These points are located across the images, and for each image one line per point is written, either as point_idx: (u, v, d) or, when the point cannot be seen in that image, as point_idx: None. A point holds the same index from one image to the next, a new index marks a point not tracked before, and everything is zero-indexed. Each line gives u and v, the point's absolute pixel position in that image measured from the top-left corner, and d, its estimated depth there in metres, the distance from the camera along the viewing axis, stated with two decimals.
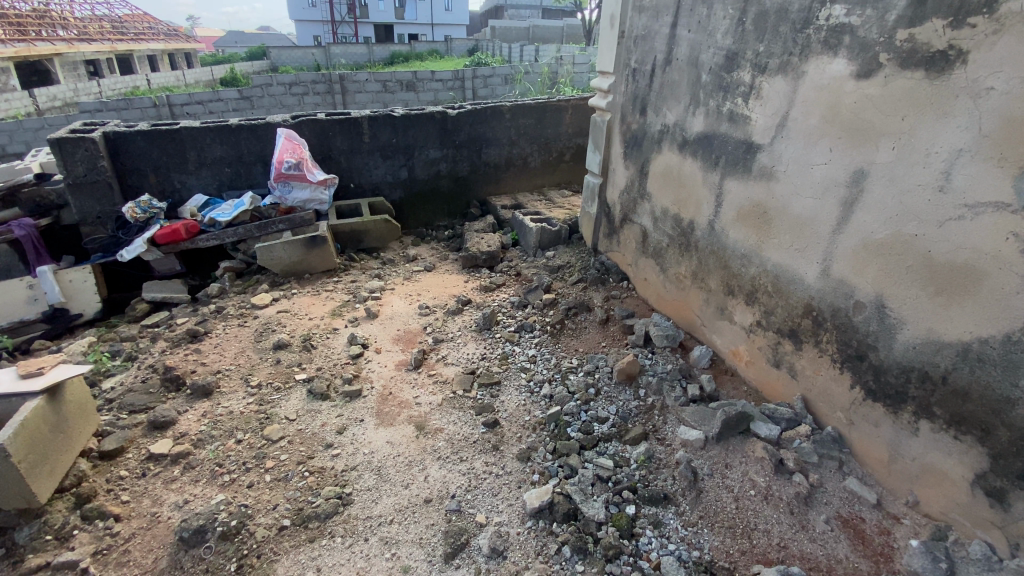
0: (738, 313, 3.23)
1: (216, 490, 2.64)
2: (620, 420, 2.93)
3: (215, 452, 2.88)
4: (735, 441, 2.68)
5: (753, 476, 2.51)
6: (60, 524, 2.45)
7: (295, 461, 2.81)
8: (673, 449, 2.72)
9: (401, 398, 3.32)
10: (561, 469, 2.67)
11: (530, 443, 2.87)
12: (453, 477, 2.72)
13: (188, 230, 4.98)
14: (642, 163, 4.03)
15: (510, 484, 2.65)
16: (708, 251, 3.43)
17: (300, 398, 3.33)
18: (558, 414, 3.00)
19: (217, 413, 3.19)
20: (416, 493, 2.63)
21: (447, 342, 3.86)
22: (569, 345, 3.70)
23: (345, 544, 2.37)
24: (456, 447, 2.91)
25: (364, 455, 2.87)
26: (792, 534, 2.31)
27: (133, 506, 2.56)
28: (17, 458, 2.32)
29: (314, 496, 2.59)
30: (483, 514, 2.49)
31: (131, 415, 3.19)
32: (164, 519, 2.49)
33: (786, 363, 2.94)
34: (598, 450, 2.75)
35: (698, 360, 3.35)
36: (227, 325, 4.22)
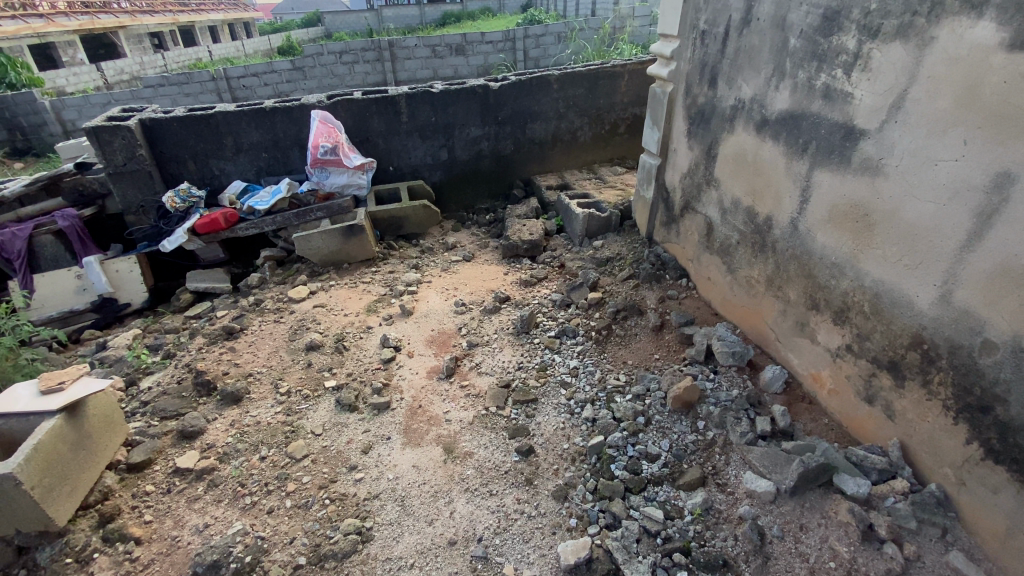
0: (823, 332, 2.70)
1: (237, 514, 2.54)
2: (674, 458, 2.55)
3: (238, 469, 2.78)
4: (813, 497, 2.22)
5: (834, 544, 2.05)
6: (82, 545, 2.43)
7: (317, 486, 2.65)
8: (736, 500, 2.31)
9: (431, 413, 3.05)
10: (602, 515, 2.36)
11: (568, 478, 2.56)
12: (482, 514, 2.46)
13: (228, 220, 4.92)
14: (709, 144, 3.45)
15: (543, 530, 2.37)
16: (787, 254, 2.88)
17: (327, 409, 3.15)
18: (601, 445, 2.65)
19: (245, 423, 3.09)
20: (439, 532, 2.40)
21: (482, 347, 3.52)
22: (617, 356, 3.27)
23: None
24: (486, 478, 2.63)
25: (388, 482, 2.66)
26: None
27: (155, 528, 2.51)
28: (31, 485, 2.30)
29: (333, 530, 2.42)
30: (511, 565, 2.25)
31: (162, 422, 3.17)
32: (184, 544, 2.41)
33: (881, 400, 2.40)
34: (646, 496, 2.41)
35: (770, 384, 2.86)
36: (264, 321, 4.11)
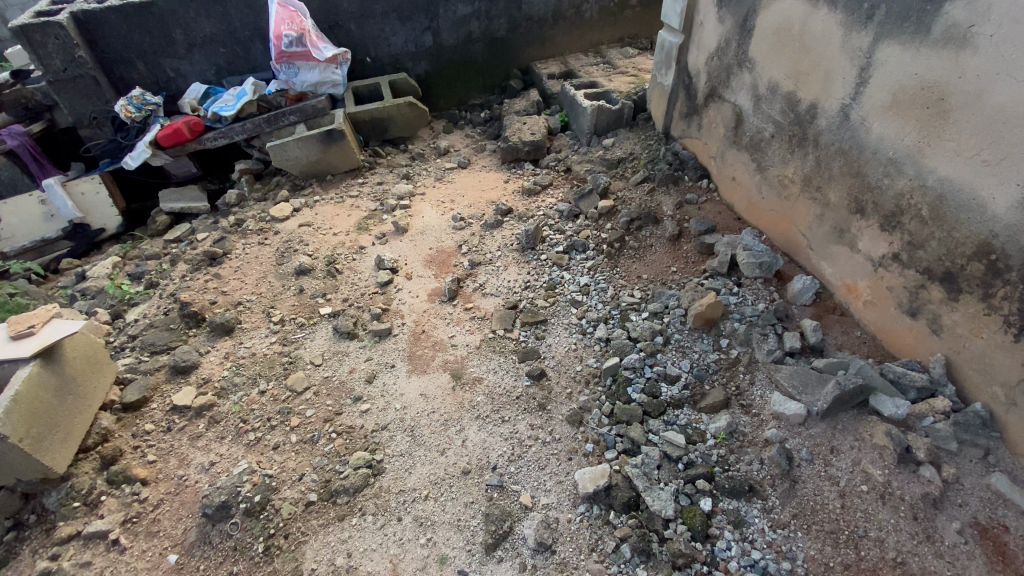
0: (866, 239, 2.40)
1: (243, 451, 2.44)
2: (695, 379, 2.39)
3: (238, 404, 2.65)
4: (846, 419, 2.09)
5: (867, 468, 1.95)
6: (87, 489, 2.38)
7: (322, 419, 2.52)
8: (762, 423, 2.18)
9: (435, 337, 2.87)
10: (619, 440, 2.24)
11: (583, 402, 2.41)
12: (495, 442, 2.34)
13: (192, 129, 4.39)
14: (744, 15, 2.89)
15: (558, 456, 2.25)
16: (832, 150, 2.49)
17: (325, 337, 2.95)
18: (617, 367, 2.48)
19: (240, 355, 2.92)
20: (452, 462, 2.30)
21: (485, 266, 3.24)
22: (631, 271, 3.01)
23: (377, 524, 2.14)
24: (497, 404, 2.49)
25: (395, 413, 2.52)
26: (913, 547, 1.78)
27: (160, 468, 2.44)
28: (18, 439, 2.24)
29: (342, 465, 2.33)
30: (528, 493, 2.16)
31: (153, 357, 3.02)
32: (191, 483, 2.35)
33: (927, 314, 2.17)
34: (666, 420, 2.27)
35: (799, 296, 2.61)
36: (248, 243, 3.79)
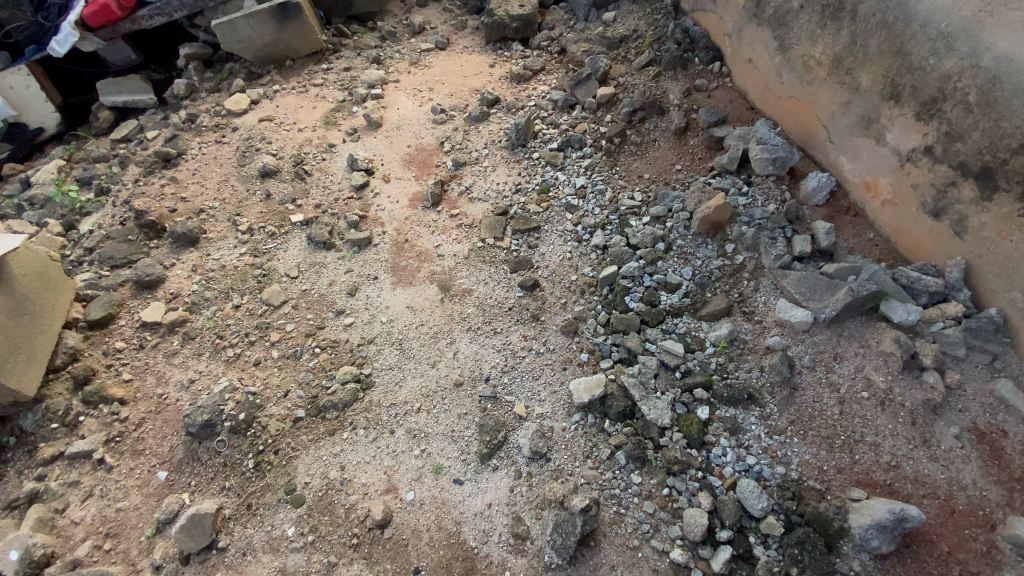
0: (896, 129, 2.14)
1: (223, 368, 2.31)
2: (696, 287, 2.25)
3: (212, 320, 2.49)
4: (853, 326, 2.00)
5: (870, 374, 1.90)
6: (64, 410, 2.29)
7: (304, 334, 2.37)
8: (765, 330, 2.09)
9: (420, 247, 2.66)
10: (615, 350, 2.15)
11: (578, 313, 2.29)
12: (487, 354, 2.24)
13: (122, 6, 3.74)
14: None
15: (553, 367, 2.16)
16: (874, 22, 2.16)
17: (299, 247, 2.72)
18: (614, 276, 2.33)
19: (208, 267, 2.70)
20: (443, 375, 2.20)
21: (471, 167, 2.94)
22: (631, 170, 2.74)
23: (369, 438, 2.06)
24: (488, 316, 2.35)
25: (381, 326, 2.38)
26: (909, 451, 1.79)
27: (137, 386, 2.33)
28: None
29: (328, 380, 2.21)
30: (522, 404, 2.09)
31: (114, 271, 2.79)
32: (173, 401, 2.25)
33: (953, 214, 2.00)
34: (664, 329, 2.17)
35: (812, 195, 2.39)
36: (204, 142, 3.38)
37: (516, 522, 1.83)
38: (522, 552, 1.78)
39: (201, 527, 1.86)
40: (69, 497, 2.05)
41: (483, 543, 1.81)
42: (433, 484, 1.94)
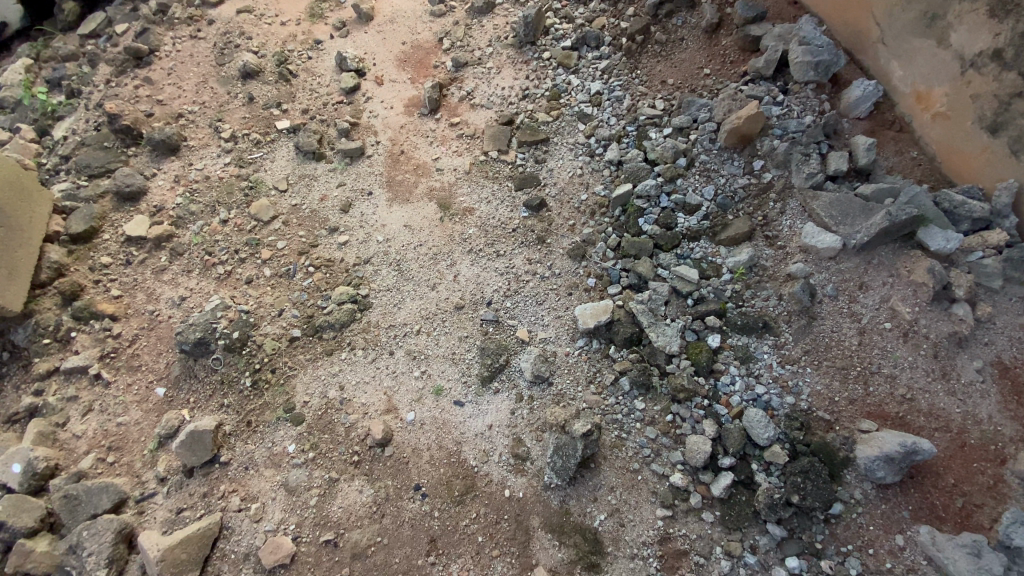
0: (963, 28, 1.86)
1: (213, 285, 2.21)
2: (717, 208, 2.08)
3: (200, 235, 2.35)
4: (883, 254, 1.85)
5: (895, 305, 1.77)
6: (55, 326, 2.23)
7: (296, 252, 2.25)
8: (787, 256, 1.94)
9: (416, 160, 2.45)
10: (625, 275, 2.02)
11: (586, 235, 2.14)
12: (489, 277, 2.12)
13: None
14: None
15: (558, 291, 2.06)
16: None
17: (287, 158, 2.52)
18: (628, 196, 2.15)
19: (192, 178, 2.52)
20: (444, 297, 2.11)
21: (473, 69, 2.65)
22: (653, 74, 2.45)
23: (368, 358, 2.00)
24: (491, 237, 2.21)
25: (377, 246, 2.25)
26: (926, 384, 1.70)
27: (127, 303, 2.25)
28: None
29: (324, 300, 2.12)
30: (525, 328, 2.01)
31: (92, 182, 2.61)
32: (165, 318, 2.18)
33: (1014, 129, 1.78)
34: (679, 253, 2.03)
35: (855, 106, 2.14)
36: (177, 36, 3.04)
37: (516, 444, 1.81)
38: (522, 472, 1.77)
39: (202, 443, 1.85)
40: (69, 411, 2.05)
41: (483, 462, 1.80)
42: (433, 405, 1.91)
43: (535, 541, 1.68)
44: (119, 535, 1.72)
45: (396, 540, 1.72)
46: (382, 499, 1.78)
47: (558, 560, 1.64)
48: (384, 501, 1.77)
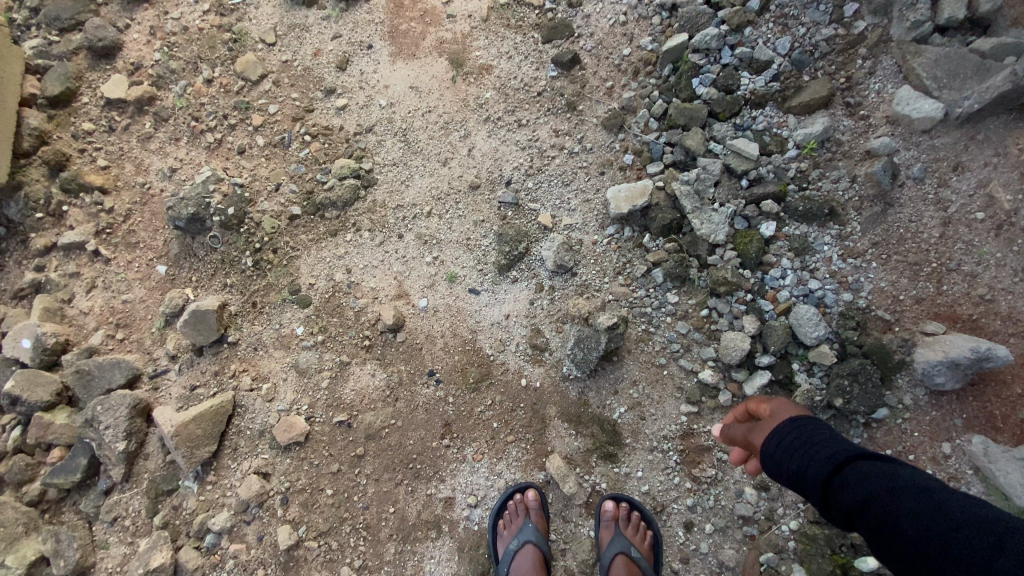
0: None
1: (204, 156, 1.99)
2: (791, 67, 1.70)
3: (183, 98, 2.08)
4: (992, 127, 1.48)
5: (995, 191, 1.45)
6: (45, 199, 2.09)
7: (290, 118, 1.98)
8: (869, 130, 1.61)
9: (424, 6, 2.05)
10: (668, 151, 1.72)
11: (626, 101, 1.81)
12: (508, 152, 1.85)
13: None
14: None
15: (588, 170, 1.79)
16: None
17: (274, 4, 2.14)
18: (682, 49, 1.77)
19: (169, 30, 2.18)
20: (457, 174, 1.86)
21: None
22: None
23: (375, 241, 1.83)
24: (512, 103, 1.89)
25: (380, 112, 1.96)
26: (1012, 287, 1.41)
27: (116, 175, 2.08)
28: None
29: (324, 175, 1.90)
30: (548, 213, 1.78)
31: (62, 36, 2.29)
32: (157, 192, 2.00)
33: None
34: (737, 124, 1.71)
35: None
36: None
37: (535, 335, 1.69)
38: (540, 363, 1.67)
39: (206, 323, 1.77)
40: (73, 288, 1.97)
41: (499, 352, 1.70)
42: (447, 292, 1.77)
43: (551, 430, 1.61)
44: (134, 409, 1.73)
45: (410, 423, 1.67)
46: (395, 384, 1.71)
47: (574, 449, 1.59)
48: (398, 386, 1.71)
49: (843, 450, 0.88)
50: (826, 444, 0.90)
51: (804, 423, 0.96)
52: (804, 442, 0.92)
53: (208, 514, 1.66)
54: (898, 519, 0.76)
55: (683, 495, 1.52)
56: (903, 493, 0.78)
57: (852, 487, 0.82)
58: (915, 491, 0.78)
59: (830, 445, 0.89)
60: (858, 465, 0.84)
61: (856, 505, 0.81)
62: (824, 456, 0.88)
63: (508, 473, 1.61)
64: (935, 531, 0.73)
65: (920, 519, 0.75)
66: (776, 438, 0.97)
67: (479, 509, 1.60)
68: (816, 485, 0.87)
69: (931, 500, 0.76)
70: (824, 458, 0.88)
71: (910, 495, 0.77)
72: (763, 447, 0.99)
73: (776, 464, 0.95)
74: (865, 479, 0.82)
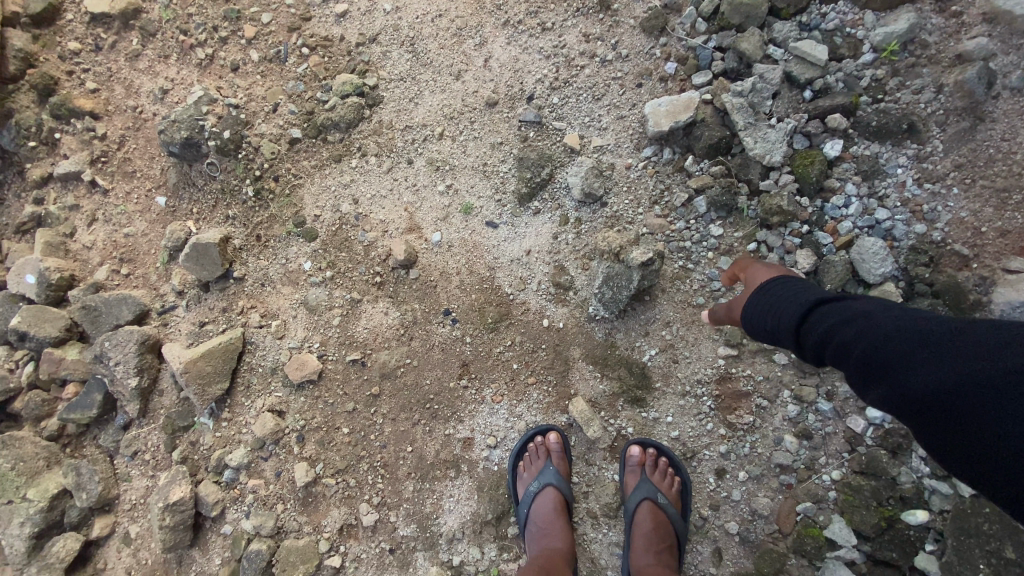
0: None
1: (196, 74, 1.81)
2: None
3: (169, 8, 1.86)
4: None
5: None
6: (37, 127, 1.93)
7: (286, 28, 1.77)
8: (963, 29, 1.33)
9: None
10: (718, 58, 1.49)
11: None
12: (531, 63, 1.63)
13: None
14: None
15: (622, 83, 1.56)
16: None
17: None
18: None
19: None
20: (472, 90, 1.66)
21: None
22: None
23: (383, 168, 1.67)
24: (534, 4, 1.64)
25: (384, 18, 1.73)
26: None
27: (107, 98, 1.91)
28: None
29: (324, 93, 1.72)
30: (575, 133, 1.58)
31: None
32: (150, 116, 1.85)
33: None
34: (804, 24, 1.44)
35: None
36: None
37: (559, 272, 1.54)
38: (563, 302, 1.54)
39: (209, 257, 1.66)
40: (75, 222, 1.88)
41: (520, 291, 1.57)
42: (462, 225, 1.62)
43: (575, 372, 1.51)
44: (143, 346, 1.67)
45: (426, 363, 1.58)
46: (410, 322, 1.61)
47: (599, 392, 1.49)
48: (412, 324, 1.60)
49: (805, 296, 0.90)
50: (797, 297, 0.91)
51: (779, 283, 0.99)
52: (775, 299, 0.95)
53: (225, 450, 1.64)
54: (848, 343, 0.78)
55: (716, 442, 1.42)
56: (856, 322, 0.79)
57: (811, 327, 0.86)
58: (867, 318, 0.79)
59: (795, 296, 0.92)
60: (819, 307, 0.87)
61: (819, 342, 0.83)
62: (788, 306, 0.91)
63: (529, 415, 1.52)
64: (874, 340, 0.76)
65: (863, 334, 0.77)
66: (755, 308, 0.99)
67: (499, 450, 1.53)
68: (788, 335, 0.89)
69: (879, 322, 0.77)
70: (788, 308, 0.91)
71: (858, 319, 0.80)
72: (746, 318, 1.02)
73: (758, 330, 0.97)
74: (819, 316, 0.85)
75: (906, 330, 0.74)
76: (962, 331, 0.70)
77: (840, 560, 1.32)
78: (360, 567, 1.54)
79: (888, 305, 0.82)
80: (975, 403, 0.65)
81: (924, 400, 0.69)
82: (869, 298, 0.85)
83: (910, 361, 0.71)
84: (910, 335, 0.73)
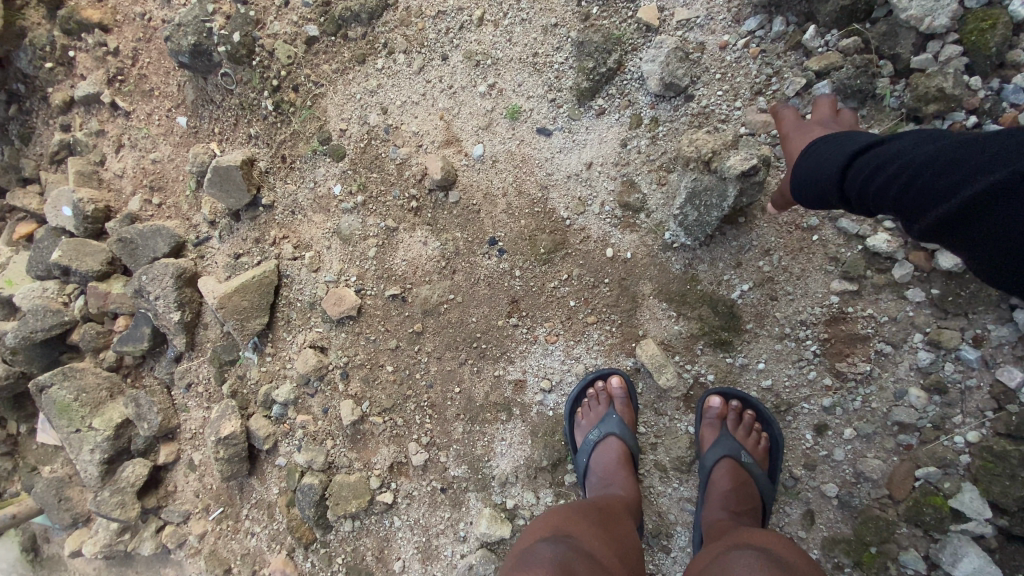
0: None
1: None
2: None
3: None
4: None
5: None
6: (51, 46, 1.77)
7: None
8: None
9: None
10: None
11: None
12: None
13: None
14: None
15: None
16: None
17: None
18: None
19: None
20: None
21: None
22: None
23: (413, 68, 1.42)
24: None
25: None
26: None
27: (114, 7, 1.71)
28: None
29: None
30: (653, 5, 1.24)
31: None
32: (159, 23, 1.65)
33: None
34: None
35: None
36: None
37: (627, 189, 1.27)
38: (632, 228, 1.28)
39: (233, 182, 1.51)
40: (103, 149, 1.78)
41: (578, 215, 1.32)
42: (509, 134, 1.36)
43: (645, 310, 1.28)
44: (180, 280, 1.60)
45: (471, 299, 1.41)
46: (451, 253, 1.41)
47: (674, 334, 1.27)
48: (454, 255, 1.41)
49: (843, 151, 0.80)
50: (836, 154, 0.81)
51: (826, 138, 0.87)
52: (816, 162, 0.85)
53: (272, 385, 1.58)
54: (879, 190, 0.69)
55: (817, 394, 1.18)
56: (885, 164, 0.69)
57: (848, 183, 0.76)
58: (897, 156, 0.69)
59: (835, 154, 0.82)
60: (858, 159, 0.77)
61: (858, 198, 0.74)
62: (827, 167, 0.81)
63: (589, 357, 1.33)
64: (896, 179, 0.67)
65: (886, 179, 0.68)
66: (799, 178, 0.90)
67: (554, 395, 1.37)
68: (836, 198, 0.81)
69: (907, 157, 0.67)
70: (826, 168, 0.81)
71: (886, 162, 0.70)
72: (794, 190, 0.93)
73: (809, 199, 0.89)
74: (856, 170, 0.76)
75: (926, 159, 0.63)
76: (986, 142, 0.58)
77: (966, 535, 1.08)
78: (413, 504, 1.47)
79: (927, 134, 0.69)
80: (996, 216, 0.55)
81: (934, 229, 0.62)
82: (911, 132, 0.72)
83: (920, 193, 0.63)
84: (929, 163, 0.63)
